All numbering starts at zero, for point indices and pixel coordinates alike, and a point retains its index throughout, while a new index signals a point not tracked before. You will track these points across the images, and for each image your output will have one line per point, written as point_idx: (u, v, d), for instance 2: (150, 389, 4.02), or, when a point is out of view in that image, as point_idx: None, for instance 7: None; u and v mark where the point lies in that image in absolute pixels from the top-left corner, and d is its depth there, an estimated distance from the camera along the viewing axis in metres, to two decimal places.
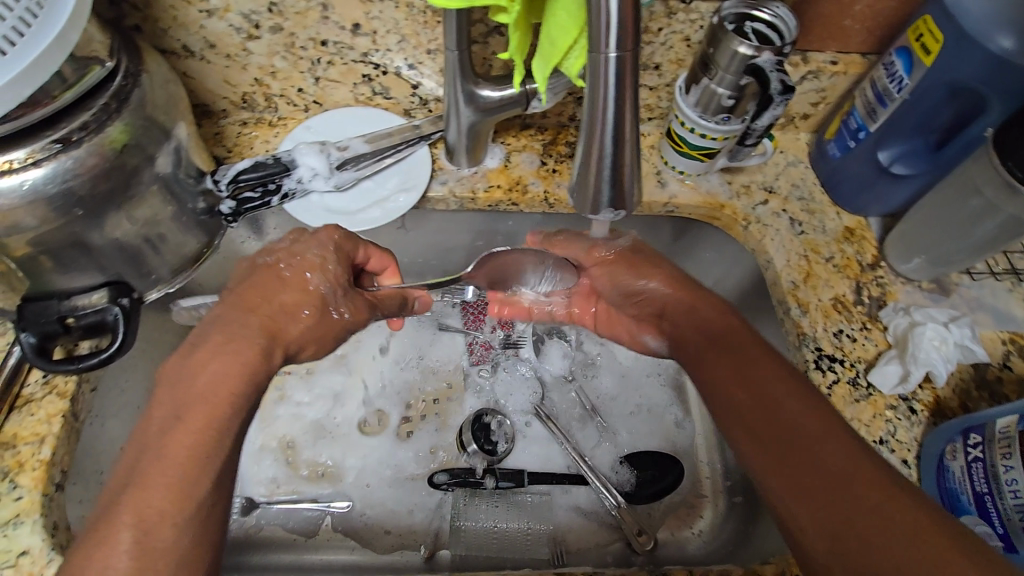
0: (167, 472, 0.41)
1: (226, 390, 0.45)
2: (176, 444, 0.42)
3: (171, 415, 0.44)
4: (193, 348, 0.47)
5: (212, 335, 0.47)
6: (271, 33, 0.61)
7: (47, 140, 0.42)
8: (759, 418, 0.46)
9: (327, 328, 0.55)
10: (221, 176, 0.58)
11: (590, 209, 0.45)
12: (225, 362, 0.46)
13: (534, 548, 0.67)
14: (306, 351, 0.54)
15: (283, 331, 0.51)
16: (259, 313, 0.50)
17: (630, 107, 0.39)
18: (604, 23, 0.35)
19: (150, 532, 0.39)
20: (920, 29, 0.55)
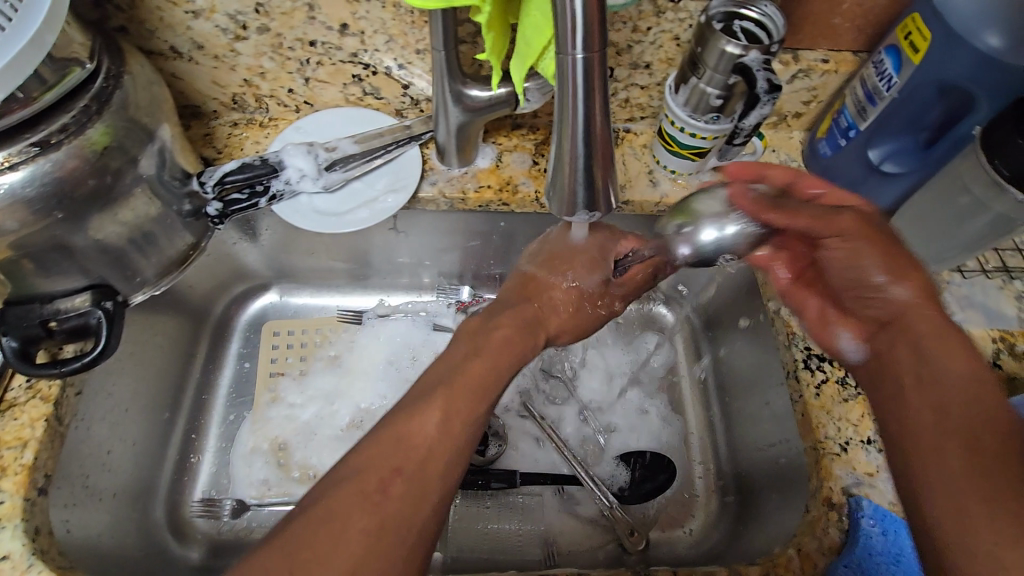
0: (421, 450, 0.42)
1: (494, 365, 0.49)
2: (458, 422, 0.44)
3: (432, 390, 0.46)
4: (489, 326, 0.53)
5: (504, 328, 0.52)
6: (258, 33, 0.60)
7: (26, 142, 0.42)
8: (940, 442, 0.39)
9: (583, 322, 0.59)
10: (207, 177, 0.58)
11: (566, 211, 0.44)
12: (495, 354, 0.50)
13: (526, 550, 0.68)
14: (562, 339, 0.58)
15: (550, 321, 0.57)
16: (531, 307, 0.56)
17: (601, 107, 0.38)
18: (570, 24, 0.34)
19: (371, 513, 0.39)
20: (909, 26, 0.55)
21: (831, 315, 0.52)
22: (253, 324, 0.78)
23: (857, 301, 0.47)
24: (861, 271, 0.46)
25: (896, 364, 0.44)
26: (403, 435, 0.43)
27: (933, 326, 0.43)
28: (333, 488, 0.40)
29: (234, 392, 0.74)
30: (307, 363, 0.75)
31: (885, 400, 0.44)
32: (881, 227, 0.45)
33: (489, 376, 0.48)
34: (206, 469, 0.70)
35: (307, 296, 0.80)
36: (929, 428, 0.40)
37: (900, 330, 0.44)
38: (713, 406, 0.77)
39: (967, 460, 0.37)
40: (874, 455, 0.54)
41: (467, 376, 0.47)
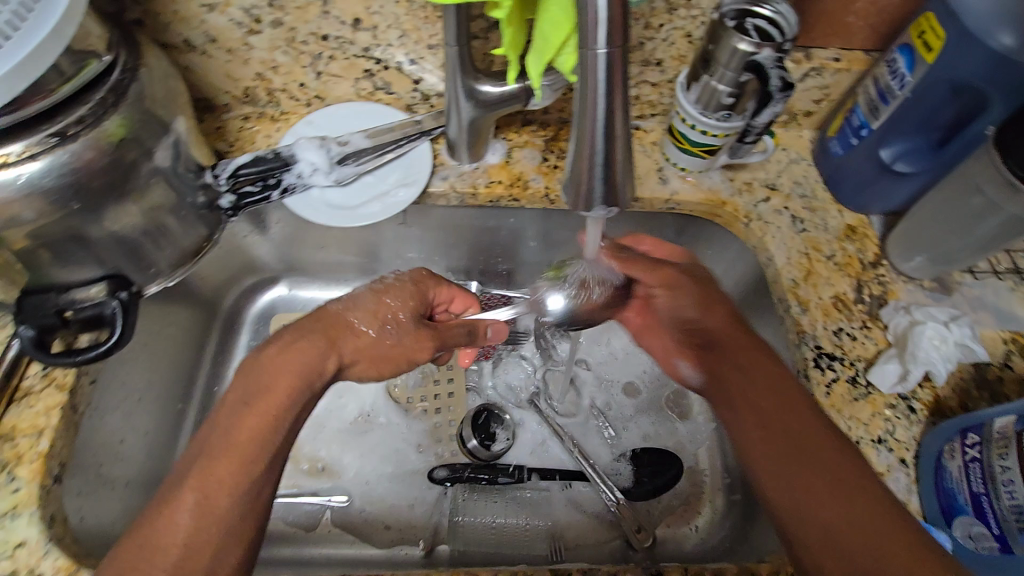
0: (172, 556, 0.41)
1: (286, 381, 0.49)
2: (237, 445, 0.45)
3: (186, 478, 0.44)
4: (277, 353, 0.50)
5: (273, 351, 0.50)
6: (271, 27, 0.61)
7: (45, 132, 0.42)
8: (778, 454, 0.47)
9: (376, 348, 0.56)
10: (221, 170, 0.59)
11: (582, 206, 0.42)
12: (274, 403, 0.48)
13: (533, 544, 0.67)
14: (357, 366, 0.55)
15: (342, 342, 0.54)
16: (326, 330, 0.53)
17: (621, 103, 0.38)
18: (593, 17, 0.34)
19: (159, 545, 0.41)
20: (923, 26, 0.54)
21: (671, 349, 0.64)
22: (263, 316, 0.79)
23: (716, 360, 0.56)
24: (681, 309, 0.60)
25: (737, 392, 0.53)
26: (164, 543, 0.42)
27: (741, 358, 0.54)
28: (147, 515, 0.43)
29: None
30: None
31: (748, 425, 0.50)
32: (713, 290, 0.59)
33: (257, 447, 0.46)
34: None
35: (317, 290, 0.81)
36: (781, 441, 0.48)
37: (726, 359, 0.55)
38: None
39: (781, 451, 0.47)
40: (885, 455, 0.55)
41: (223, 462, 0.44)
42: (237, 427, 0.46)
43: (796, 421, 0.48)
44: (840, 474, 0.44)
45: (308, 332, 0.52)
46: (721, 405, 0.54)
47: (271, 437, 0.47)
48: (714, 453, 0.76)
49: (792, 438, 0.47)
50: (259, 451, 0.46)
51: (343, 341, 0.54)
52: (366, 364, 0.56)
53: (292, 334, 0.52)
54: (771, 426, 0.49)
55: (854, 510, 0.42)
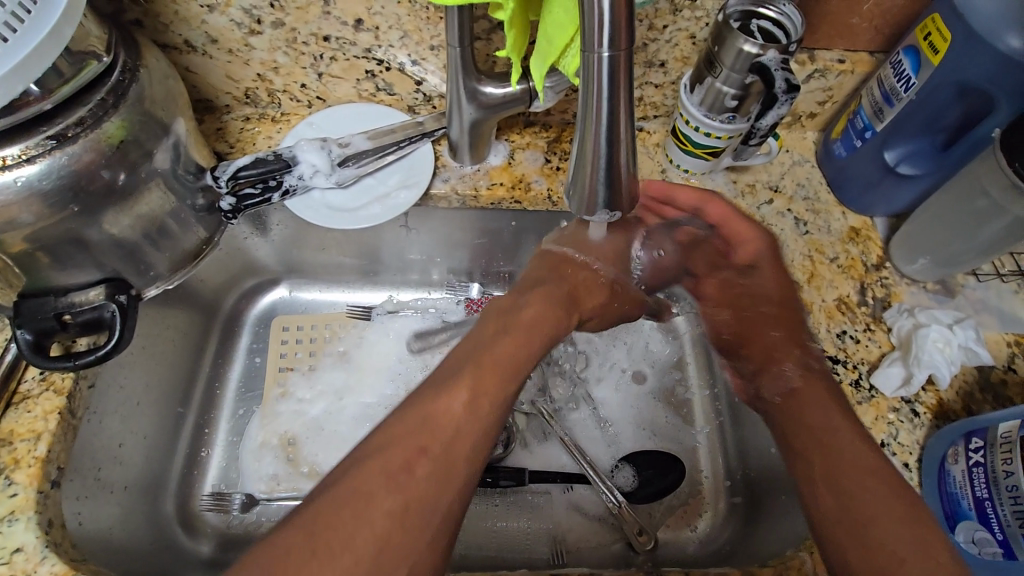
0: (446, 432, 0.46)
1: (549, 321, 0.58)
2: (499, 349, 0.53)
3: (463, 369, 0.51)
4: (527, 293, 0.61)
5: (532, 298, 0.60)
6: (273, 28, 0.60)
7: (42, 135, 0.42)
8: (806, 441, 0.54)
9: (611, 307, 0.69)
10: (221, 171, 0.57)
11: (585, 212, 0.43)
12: (505, 347, 0.53)
13: (534, 547, 0.68)
14: (592, 323, 0.67)
15: (581, 302, 0.64)
16: (567, 282, 0.64)
17: (626, 107, 0.37)
18: (597, 22, 0.33)
19: (473, 412, 0.48)
20: (928, 28, 0.54)
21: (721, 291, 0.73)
22: (262, 319, 0.78)
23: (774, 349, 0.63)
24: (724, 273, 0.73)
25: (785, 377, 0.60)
26: (441, 417, 0.47)
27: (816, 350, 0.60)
28: (440, 385, 0.50)
29: (244, 387, 0.75)
30: (316, 359, 0.75)
31: (789, 417, 0.57)
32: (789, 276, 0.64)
33: (525, 356, 0.54)
34: (216, 463, 0.70)
35: (316, 292, 0.80)
36: (811, 433, 0.54)
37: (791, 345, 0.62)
38: (722, 407, 0.77)
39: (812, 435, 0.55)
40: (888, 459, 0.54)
41: (487, 371, 0.50)
42: (504, 357, 0.53)
43: (824, 416, 0.54)
44: (844, 448, 0.51)
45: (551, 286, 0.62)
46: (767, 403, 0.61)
47: (518, 360, 0.53)
48: (717, 456, 0.75)
49: (814, 425, 0.54)
50: (513, 371, 0.52)
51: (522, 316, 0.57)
52: (602, 317, 0.68)
53: (534, 284, 0.62)
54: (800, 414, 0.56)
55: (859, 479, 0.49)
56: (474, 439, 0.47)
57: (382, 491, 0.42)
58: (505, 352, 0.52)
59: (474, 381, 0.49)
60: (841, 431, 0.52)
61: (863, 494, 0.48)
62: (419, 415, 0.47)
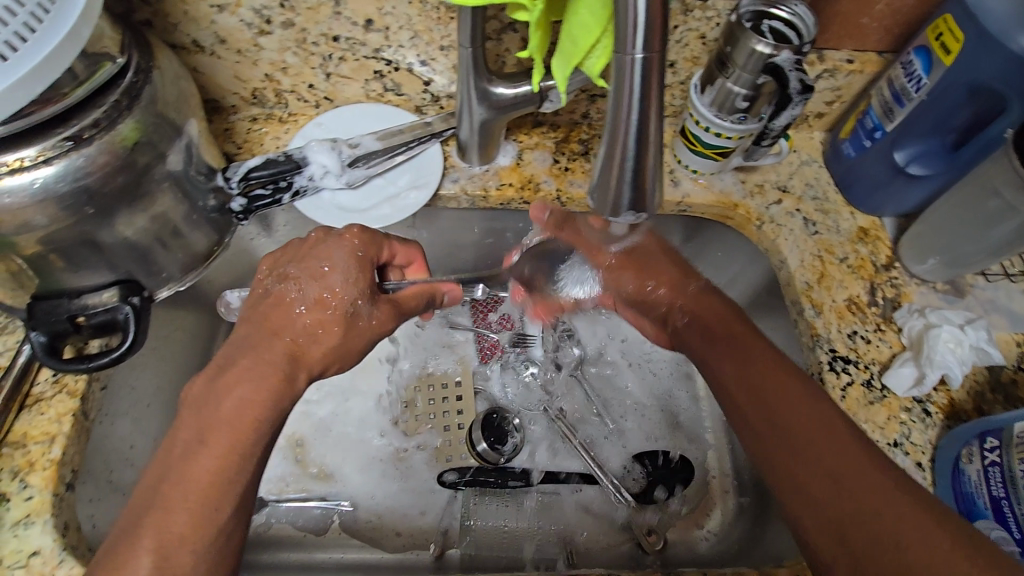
0: (205, 477, 0.42)
1: (251, 414, 0.44)
2: (198, 462, 0.42)
3: (140, 524, 0.40)
4: (219, 376, 0.46)
5: (241, 360, 0.46)
6: (282, 28, 0.60)
7: (59, 137, 0.42)
8: (749, 400, 0.48)
9: (353, 344, 0.51)
10: (232, 172, 0.58)
11: (610, 211, 0.43)
12: (252, 370, 0.46)
13: (543, 548, 0.68)
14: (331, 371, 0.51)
15: (307, 355, 0.49)
16: (283, 338, 0.48)
17: (656, 108, 0.37)
18: (631, 23, 0.33)
19: (169, 557, 0.39)
20: (940, 28, 0.55)
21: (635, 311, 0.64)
22: None
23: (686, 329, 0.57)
24: (631, 280, 0.62)
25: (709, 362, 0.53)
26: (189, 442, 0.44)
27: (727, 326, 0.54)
28: (132, 526, 0.40)
29: None
30: None
31: (753, 409, 0.48)
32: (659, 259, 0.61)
33: (234, 472, 0.43)
34: None
35: None
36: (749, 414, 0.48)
37: (709, 328, 0.55)
38: None
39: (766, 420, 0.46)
40: (902, 459, 0.55)
41: (209, 403, 0.45)
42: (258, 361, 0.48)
43: (767, 378, 0.48)
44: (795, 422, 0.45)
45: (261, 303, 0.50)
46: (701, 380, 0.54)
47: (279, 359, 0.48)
48: (725, 456, 0.75)
49: (760, 389, 0.48)
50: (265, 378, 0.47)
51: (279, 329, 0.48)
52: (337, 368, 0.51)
53: (245, 364, 0.46)
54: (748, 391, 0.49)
55: (837, 459, 0.41)
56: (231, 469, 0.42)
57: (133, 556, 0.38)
58: (208, 465, 0.42)
59: (157, 524, 0.40)
60: (803, 407, 0.45)
61: (845, 472, 0.41)
62: None
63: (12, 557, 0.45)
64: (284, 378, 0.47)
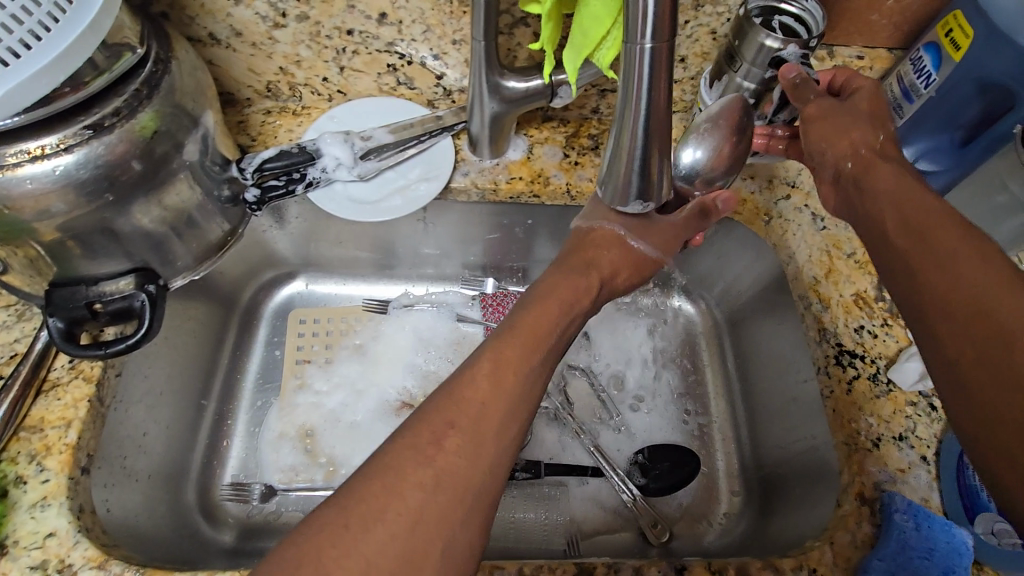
0: (474, 406, 0.40)
1: (550, 317, 0.49)
2: (475, 379, 0.41)
3: (426, 415, 0.39)
4: (535, 296, 0.51)
5: (549, 299, 0.50)
6: (297, 21, 0.60)
7: (80, 125, 0.42)
8: (920, 264, 0.42)
9: (638, 255, 0.57)
10: (246, 164, 0.58)
11: (619, 202, 0.43)
12: (572, 287, 0.52)
13: (550, 539, 0.68)
14: (621, 276, 0.56)
15: (598, 260, 0.55)
16: (577, 255, 0.56)
17: (665, 98, 0.37)
18: (640, 13, 0.33)
19: (465, 461, 0.37)
20: (950, 24, 0.55)
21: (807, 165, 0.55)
22: (280, 312, 0.79)
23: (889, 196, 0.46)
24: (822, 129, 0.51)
25: (922, 231, 0.43)
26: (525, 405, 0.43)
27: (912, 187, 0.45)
28: (412, 425, 0.39)
29: (261, 379, 0.75)
30: (332, 351, 0.76)
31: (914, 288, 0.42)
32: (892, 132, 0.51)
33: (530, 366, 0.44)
34: (234, 453, 0.70)
35: (333, 285, 0.81)
36: (940, 271, 0.41)
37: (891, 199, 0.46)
38: (736, 402, 0.77)
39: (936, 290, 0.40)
40: (907, 452, 0.55)
41: (504, 382, 0.42)
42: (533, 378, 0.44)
43: (961, 246, 0.41)
44: (985, 274, 0.39)
45: (568, 264, 0.55)
46: (891, 273, 0.44)
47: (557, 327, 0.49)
48: (731, 451, 0.75)
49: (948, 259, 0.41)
50: (568, 323, 0.50)
51: (601, 261, 0.55)
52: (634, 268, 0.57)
53: (556, 279, 0.53)
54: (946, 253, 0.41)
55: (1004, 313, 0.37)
56: (531, 371, 0.44)
57: (462, 397, 0.40)
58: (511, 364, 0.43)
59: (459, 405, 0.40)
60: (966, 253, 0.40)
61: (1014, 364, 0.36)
62: (359, 487, 0.36)
63: (27, 539, 0.46)
64: (583, 274, 0.54)
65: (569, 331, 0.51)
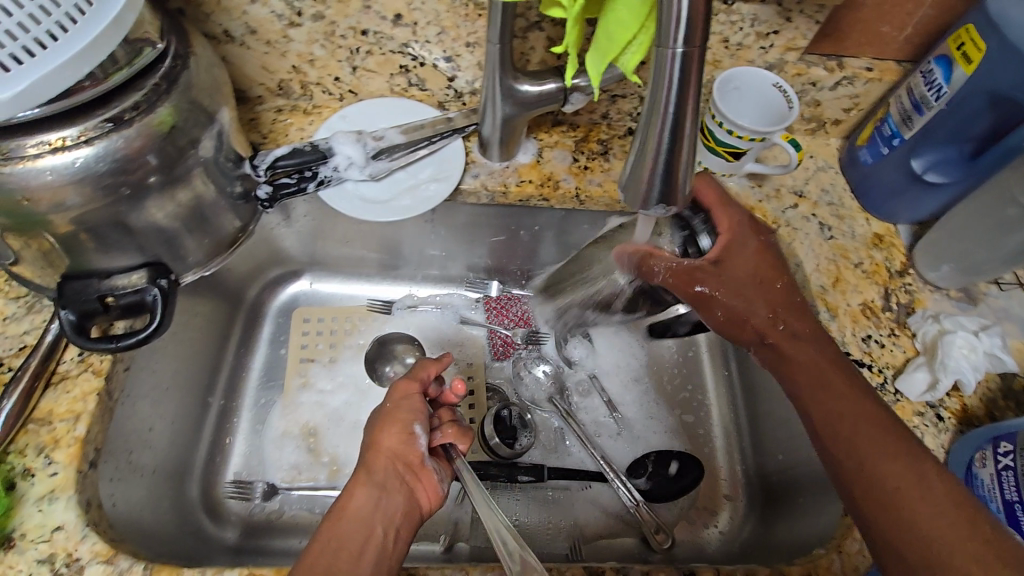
0: None
1: (354, 549, 0.46)
2: None
3: None
4: (336, 520, 0.48)
5: (342, 523, 0.47)
6: (312, 20, 0.61)
7: (99, 118, 0.43)
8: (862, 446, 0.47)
9: (408, 422, 0.55)
10: (259, 161, 0.58)
11: (639, 205, 0.42)
12: (361, 501, 0.49)
13: (553, 543, 0.68)
14: (391, 438, 0.54)
15: (374, 459, 0.52)
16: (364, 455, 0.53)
17: (693, 103, 0.37)
18: (675, 16, 0.33)
19: None
20: (962, 38, 0.56)
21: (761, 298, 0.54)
22: (285, 309, 0.79)
23: (841, 415, 0.49)
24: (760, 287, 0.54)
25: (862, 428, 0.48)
26: None
27: (857, 399, 0.49)
28: None
29: (266, 375, 0.75)
30: (337, 351, 0.76)
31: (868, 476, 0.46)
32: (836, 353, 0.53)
33: None
34: (238, 451, 0.70)
35: (339, 284, 0.81)
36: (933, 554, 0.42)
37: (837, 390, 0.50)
38: (739, 409, 0.77)
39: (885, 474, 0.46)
40: None
41: None
42: None
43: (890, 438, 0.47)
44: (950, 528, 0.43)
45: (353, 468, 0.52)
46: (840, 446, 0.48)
47: (363, 555, 0.46)
48: (734, 459, 0.75)
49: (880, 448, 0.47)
50: (369, 552, 0.46)
51: (385, 447, 0.53)
52: (399, 431, 0.54)
53: (344, 500, 0.49)
54: (917, 490, 0.44)
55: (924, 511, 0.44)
56: None
57: None
58: None
59: None
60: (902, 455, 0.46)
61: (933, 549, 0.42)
62: None
63: (35, 531, 0.46)
64: (384, 474, 0.51)
65: (388, 560, 0.47)
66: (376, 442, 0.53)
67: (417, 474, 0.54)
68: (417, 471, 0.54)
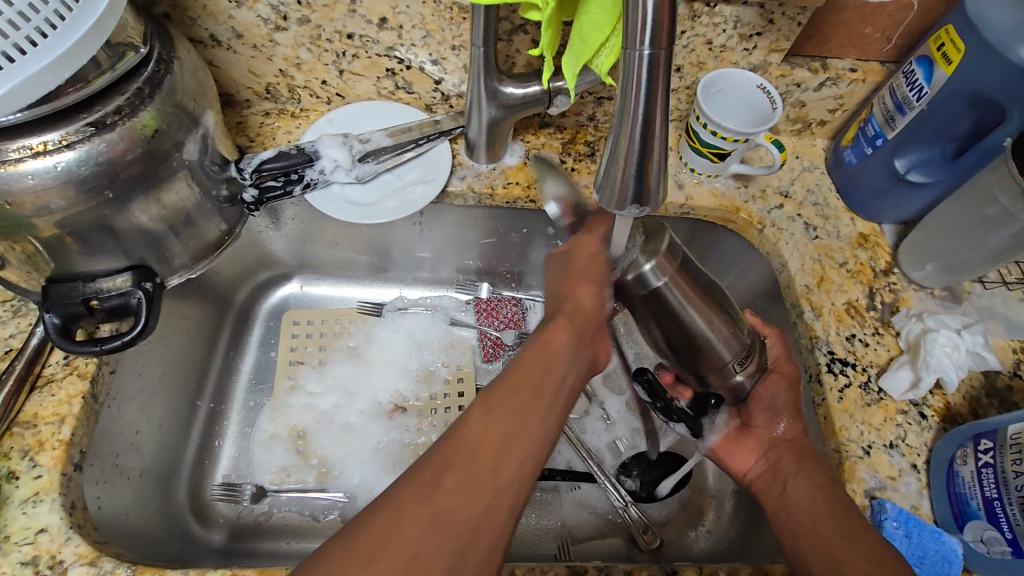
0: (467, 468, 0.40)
1: (555, 383, 0.46)
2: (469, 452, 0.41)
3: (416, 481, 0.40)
4: (542, 344, 0.48)
5: (547, 346, 0.48)
6: (298, 24, 0.61)
7: (81, 122, 0.43)
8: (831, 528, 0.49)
9: (593, 269, 0.50)
10: (245, 164, 0.58)
11: (614, 206, 0.41)
12: (562, 343, 0.48)
13: (541, 543, 0.68)
14: (582, 285, 0.50)
15: (577, 299, 0.50)
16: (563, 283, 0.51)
17: (662, 103, 0.37)
18: (641, 19, 0.34)
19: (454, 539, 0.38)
20: (942, 38, 0.56)
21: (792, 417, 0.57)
22: (274, 312, 0.79)
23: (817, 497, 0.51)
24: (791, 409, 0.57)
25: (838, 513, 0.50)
26: (518, 461, 0.42)
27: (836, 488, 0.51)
28: (398, 494, 0.39)
29: (256, 378, 0.75)
30: (326, 353, 0.76)
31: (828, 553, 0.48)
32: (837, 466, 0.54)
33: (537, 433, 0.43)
34: (228, 453, 0.71)
35: (329, 287, 0.81)
36: None
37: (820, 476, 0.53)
38: None
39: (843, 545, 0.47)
40: (897, 459, 0.55)
41: (491, 438, 0.42)
42: (528, 439, 0.43)
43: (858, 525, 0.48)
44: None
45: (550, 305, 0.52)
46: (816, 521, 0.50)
47: (558, 391, 0.47)
48: None
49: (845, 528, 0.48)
50: (567, 385, 0.47)
51: (579, 299, 0.50)
52: (584, 266, 0.50)
53: (542, 331, 0.49)
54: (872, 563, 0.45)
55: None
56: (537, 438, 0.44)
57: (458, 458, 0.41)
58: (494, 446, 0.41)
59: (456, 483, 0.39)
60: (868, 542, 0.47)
61: None
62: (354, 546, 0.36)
63: (19, 534, 0.46)
64: (583, 315, 0.50)
65: (572, 397, 0.48)
66: (567, 289, 0.51)
67: (599, 339, 0.52)
68: (601, 332, 0.53)
